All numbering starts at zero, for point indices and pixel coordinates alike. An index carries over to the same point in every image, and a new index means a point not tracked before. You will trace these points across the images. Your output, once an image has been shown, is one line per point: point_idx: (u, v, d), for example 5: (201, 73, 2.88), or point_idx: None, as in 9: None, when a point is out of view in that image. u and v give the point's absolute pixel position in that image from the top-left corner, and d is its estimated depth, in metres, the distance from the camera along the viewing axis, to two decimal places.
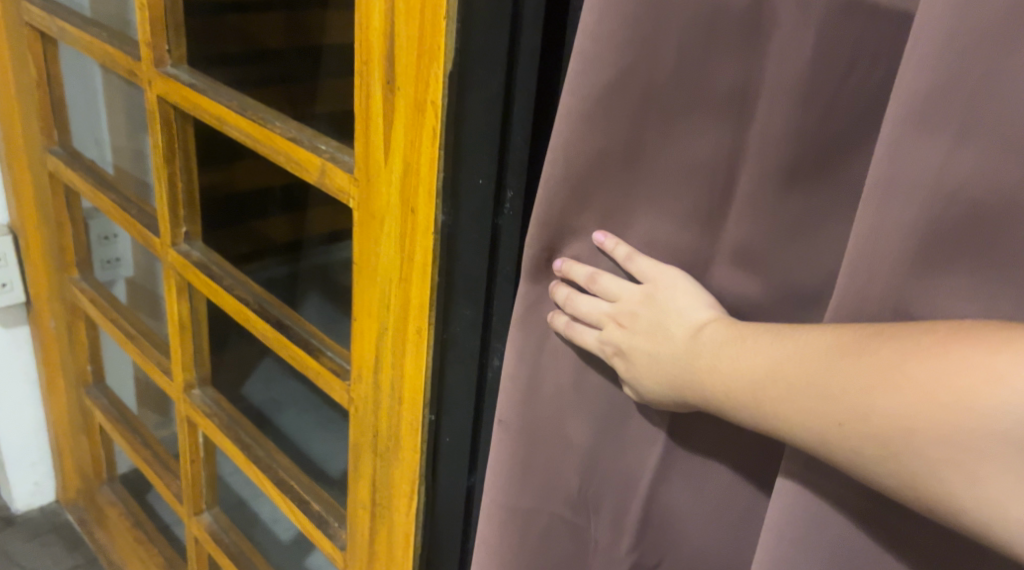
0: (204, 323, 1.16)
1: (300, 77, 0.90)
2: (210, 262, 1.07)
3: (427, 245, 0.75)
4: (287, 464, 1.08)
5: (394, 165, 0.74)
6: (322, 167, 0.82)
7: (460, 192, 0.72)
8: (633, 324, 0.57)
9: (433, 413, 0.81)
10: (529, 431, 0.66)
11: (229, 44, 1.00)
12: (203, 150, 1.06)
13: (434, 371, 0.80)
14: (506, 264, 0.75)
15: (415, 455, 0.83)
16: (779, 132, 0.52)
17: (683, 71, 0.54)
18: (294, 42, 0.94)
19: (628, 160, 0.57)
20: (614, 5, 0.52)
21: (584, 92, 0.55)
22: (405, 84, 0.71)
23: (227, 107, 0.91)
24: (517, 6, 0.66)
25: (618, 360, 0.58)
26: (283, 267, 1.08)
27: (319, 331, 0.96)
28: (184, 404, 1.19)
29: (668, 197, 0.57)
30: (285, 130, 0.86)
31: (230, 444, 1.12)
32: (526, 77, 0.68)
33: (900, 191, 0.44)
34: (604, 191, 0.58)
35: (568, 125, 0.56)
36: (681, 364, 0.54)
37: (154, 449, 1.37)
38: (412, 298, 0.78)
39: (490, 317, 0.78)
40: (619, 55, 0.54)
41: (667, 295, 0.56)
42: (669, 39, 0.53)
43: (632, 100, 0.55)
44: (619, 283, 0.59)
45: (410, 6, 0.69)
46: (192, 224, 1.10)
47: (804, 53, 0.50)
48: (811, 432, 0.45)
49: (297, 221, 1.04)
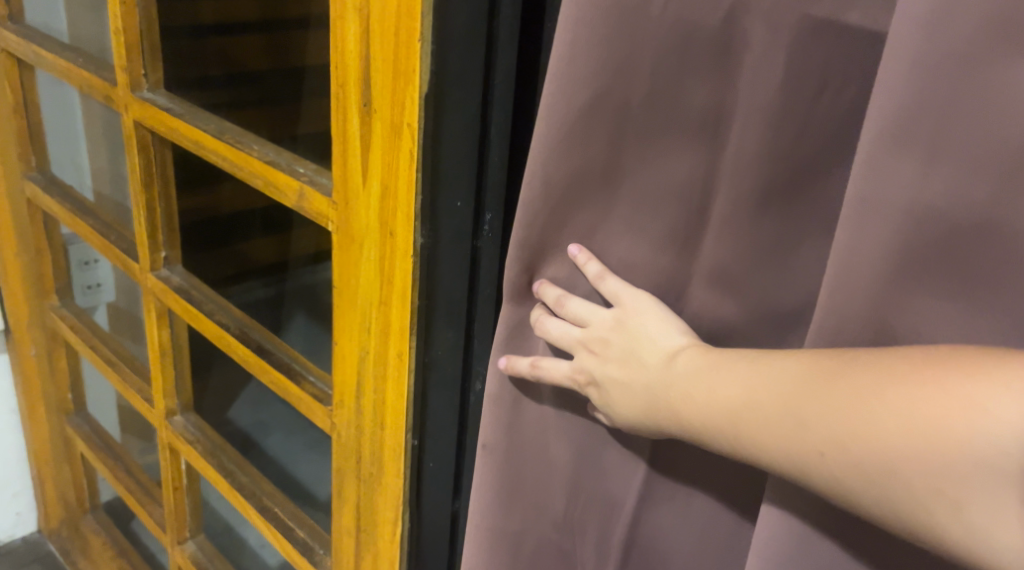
0: (186, 350, 1.15)
1: (282, 100, 0.91)
2: (190, 286, 1.07)
3: (406, 268, 0.74)
4: (271, 489, 1.07)
5: (372, 189, 0.74)
6: (301, 191, 0.82)
7: (438, 214, 0.71)
8: (605, 351, 0.57)
9: (416, 438, 0.80)
10: (515, 454, 0.65)
11: (210, 68, 1.01)
12: (182, 174, 1.05)
13: (416, 399, 0.79)
14: (485, 288, 0.76)
15: (397, 482, 0.83)
16: (753, 155, 0.52)
17: (658, 89, 0.54)
18: (279, 64, 0.95)
19: (606, 177, 0.57)
20: (588, 27, 0.52)
21: (559, 113, 0.54)
22: (380, 107, 0.71)
23: (204, 130, 0.90)
24: (492, 28, 0.67)
25: (591, 388, 0.58)
26: (270, 288, 1.06)
27: (300, 355, 0.96)
28: (165, 431, 1.17)
29: (645, 215, 0.57)
30: (262, 154, 0.86)
31: (214, 472, 1.11)
32: (502, 99, 0.69)
33: (877, 213, 0.44)
34: (583, 211, 0.58)
35: (545, 147, 0.55)
36: (655, 393, 0.53)
37: (137, 477, 1.36)
38: (392, 325, 0.77)
39: (471, 339, 0.78)
40: (594, 77, 0.53)
41: (637, 322, 0.56)
42: (644, 60, 0.53)
43: (608, 119, 0.55)
44: (589, 306, 0.59)
45: (385, 25, 0.69)
46: (172, 248, 1.09)
47: (775, 76, 0.51)
48: (795, 461, 0.45)
49: (283, 240, 1.05)
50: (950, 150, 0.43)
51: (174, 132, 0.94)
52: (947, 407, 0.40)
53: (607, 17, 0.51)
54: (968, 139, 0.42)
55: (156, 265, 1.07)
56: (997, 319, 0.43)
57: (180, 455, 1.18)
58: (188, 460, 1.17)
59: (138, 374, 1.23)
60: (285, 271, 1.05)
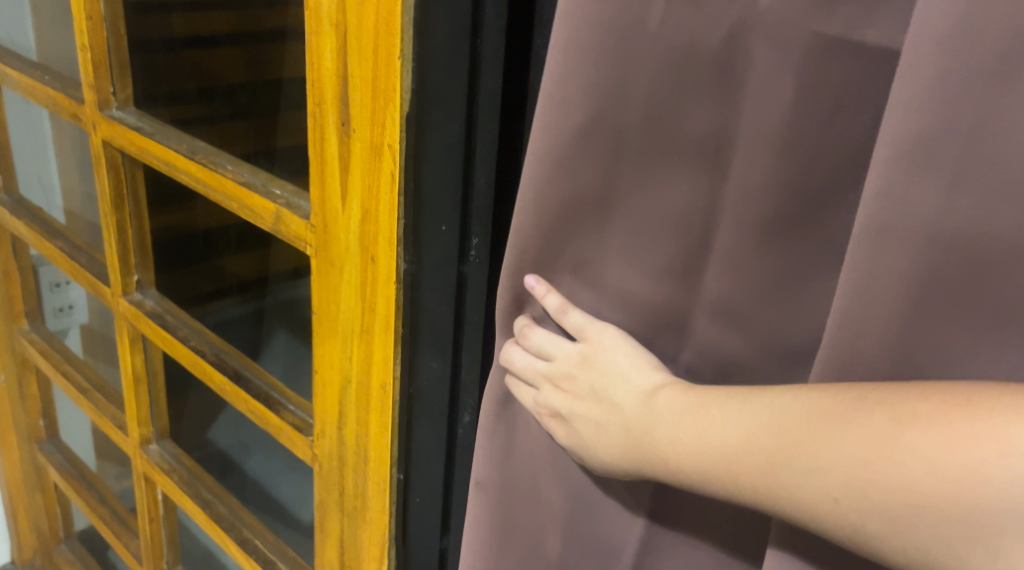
0: (160, 377, 1.11)
1: (259, 113, 0.89)
2: (164, 311, 1.04)
3: (389, 294, 0.73)
4: (251, 520, 1.05)
5: (352, 212, 0.72)
6: (277, 214, 0.79)
7: (421, 238, 0.71)
8: (570, 387, 0.57)
9: (401, 473, 0.79)
10: (511, 486, 0.64)
11: (184, 81, 0.98)
12: (153, 196, 1.02)
13: (401, 432, 0.78)
14: (472, 316, 0.73)
15: (382, 518, 0.81)
16: (758, 183, 0.50)
17: (655, 113, 0.52)
18: (250, 77, 0.92)
19: (599, 204, 0.56)
20: (579, 45, 0.51)
21: (549, 134, 0.54)
22: (359, 129, 0.70)
23: (176, 150, 0.89)
24: (475, 45, 0.64)
25: (555, 423, 0.58)
26: (251, 305, 1.03)
27: (279, 383, 0.93)
28: (140, 460, 1.14)
29: (641, 243, 0.56)
30: (236, 174, 0.84)
31: (191, 502, 1.08)
32: (488, 120, 0.66)
33: (893, 240, 0.43)
34: (578, 239, 0.58)
35: (537, 170, 0.55)
36: (635, 434, 0.52)
37: (112, 506, 1.33)
38: (376, 351, 0.76)
39: (459, 370, 0.75)
40: (586, 100, 0.52)
41: (605, 357, 0.56)
42: (639, 82, 0.52)
43: (602, 143, 0.54)
44: (553, 340, 0.59)
45: (363, 42, 0.67)
46: (146, 270, 1.06)
47: (783, 99, 0.49)
48: (805, 505, 0.43)
49: (259, 259, 0.99)
50: (972, 175, 0.41)
51: (146, 151, 0.92)
52: (977, 444, 0.39)
53: (597, 36, 0.51)
54: (990, 161, 0.41)
55: (128, 289, 1.05)
56: (1014, 337, 0.42)
57: (155, 485, 1.15)
58: (164, 490, 1.14)
59: (111, 401, 1.20)
60: (264, 285, 1.00)
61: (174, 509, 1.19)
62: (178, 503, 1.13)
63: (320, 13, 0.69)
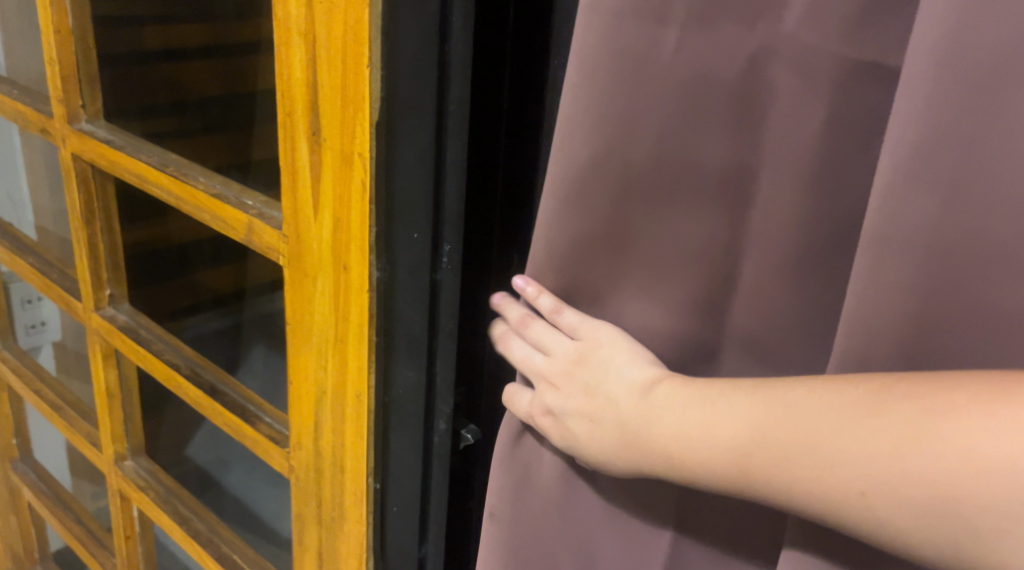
0: (135, 391, 1.09)
1: (233, 125, 0.89)
2: (137, 325, 1.02)
3: (362, 303, 0.73)
4: (229, 536, 1.04)
5: (324, 220, 0.72)
6: (250, 226, 0.79)
7: (394, 246, 0.71)
8: (563, 385, 0.58)
9: (379, 482, 0.79)
10: (521, 516, 0.65)
11: (159, 96, 0.98)
12: (126, 208, 1.01)
13: (376, 442, 0.78)
14: (446, 321, 0.74)
15: (360, 529, 0.81)
16: (785, 216, 0.51)
17: (665, 145, 0.53)
18: (225, 88, 0.92)
19: (614, 243, 0.57)
20: (590, 78, 0.53)
21: (564, 167, 0.55)
22: (329, 138, 0.70)
23: (147, 163, 0.87)
24: (443, 54, 0.66)
25: (546, 421, 0.59)
26: (228, 319, 1.06)
27: (254, 396, 0.92)
28: (116, 477, 1.12)
29: (668, 287, 0.56)
30: (208, 186, 0.82)
31: (168, 519, 1.06)
32: (456, 128, 0.68)
33: (896, 246, 0.44)
34: (595, 275, 0.58)
35: (554, 206, 0.57)
36: (632, 429, 0.53)
37: (88, 525, 1.31)
38: (350, 362, 0.76)
39: (433, 377, 0.76)
40: (596, 134, 0.54)
41: (601, 353, 0.57)
42: (650, 116, 0.53)
43: (612, 180, 0.55)
44: (550, 333, 0.60)
45: (332, 50, 0.67)
46: (118, 285, 1.04)
47: (802, 121, 0.49)
48: (828, 500, 0.44)
49: (239, 272, 1.00)
50: (973, 182, 0.43)
51: (117, 165, 0.90)
52: (976, 449, 0.40)
53: (607, 64, 0.52)
54: (990, 173, 0.42)
55: (100, 303, 1.02)
56: (996, 347, 0.44)
57: (131, 500, 1.13)
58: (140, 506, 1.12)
59: (85, 419, 1.18)
60: (241, 299, 1.03)
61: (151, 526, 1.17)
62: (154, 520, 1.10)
63: (287, 18, 0.69)
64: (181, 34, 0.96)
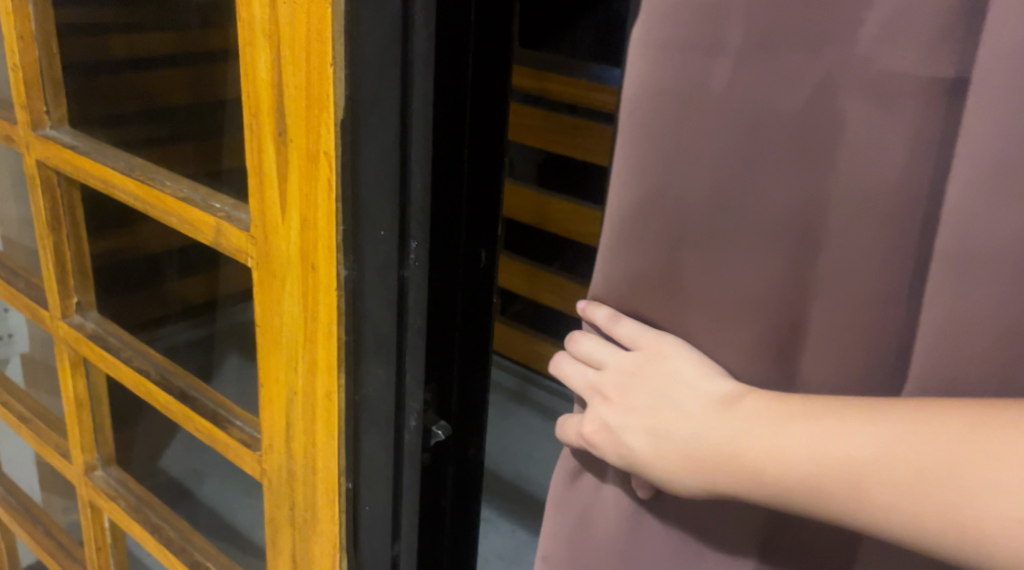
0: (105, 400, 1.07)
1: (207, 133, 0.85)
2: (105, 333, 0.99)
3: (330, 302, 0.74)
4: (202, 543, 1.03)
5: (291, 221, 0.73)
6: (216, 228, 0.79)
7: (361, 244, 0.72)
8: (622, 399, 0.58)
9: (351, 482, 0.81)
10: (575, 557, 0.67)
11: (119, 106, 0.95)
12: (92, 215, 0.98)
13: (348, 439, 0.80)
14: (414, 318, 0.74)
15: (333, 529, 0.83)
16: (862, 248, 0.51)
17: (714, 188, 0.55)
18: (196, 96, 0.90)
19: (674, 285, 0.58)
20: (643, 116, 0.56)
21: (620, 207, 0.58)
22: (295, 137, 0.71)
23: (112, 167, 0.85)
24: (405, 48, 0.66)
25: (601, 435, 0.59)
26: (199, 330, 1.03)
27: (224, 399, 0.92)
28: (87, 487, 1.10)
29: (736, 338, 0.57)
30: (176, 190, 0.81)
31: (139, 528, 1.05)
32: (422, 126, 0.68)
33: (984, 266, 0.47)
34: (656, 317, 0.59)
35: (613, 246, 0.59)
36: (708, 444, 0.53)
37: (60, 538, 1.29)
38: (319, 360, 0.77)
39: (404, 375, 0.76)
40: (650, 170, 0.56)
41: (669, 365, 0.57)
42: (703, 152, 0.54)
43: (666, 218, 0.57)
44: (604, 348, 0.61)
45: (294, 52, 0.69)
46: (86, 293, 1.01)
47: (873, 146, 0.50)
48: (970, 532, 0.44)
49: (212, 278, 0.97)
50: None
51: (81, 170, 0.88)
52: None
53: (654, 108, 0.55)
54: None
55: (67, 311, 0.99)
56: None
57: (102, 511, 1.11)
58: (111, 517, 1.10)
59: (55, 430, 1.16)
60: (214, 311, 1.02)
61: (123, 538, 1.15)
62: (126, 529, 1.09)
63: (253, 23, 0.70)
64: (148, 43, 0.96)
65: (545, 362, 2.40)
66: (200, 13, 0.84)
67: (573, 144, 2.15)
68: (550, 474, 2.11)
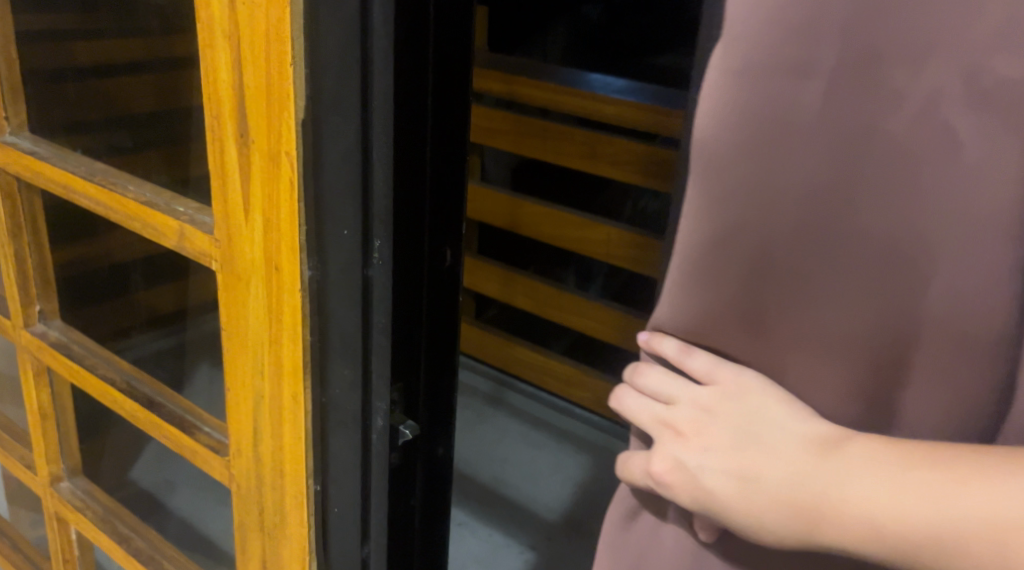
0: (71, 411, 1.04)
1: (178, 139, 0.81)
2: (70, 340, 0.97)
3: (295, 302, 0.73)
4: (173, 552, 1.00)
5: (255, 222, 0.72)
6: (180, 231, 0.77)
7: (325, 244, 0.71)
8: (699, 439, 0.60)
9: (319, 484, 0.80)
10: None
11: (88, 111, 0.92)
12: (55, 225, 0.96)
13: (315, 440, 0.78)
14: (379, 318, 0.72)
15: (302, 531, 0.81)
16: (968, 271, 0.53)
17: (805, 225, 0.56)
18: (165, 105, 0.86)
19: (761, 311, 0.59)
20: (725, 147, 0.56)
21: (699, 239, 0.59)
22: (258, 139, 0.69)
23: (74, 172, 0.83)
24: (365, 45, 0.64)
25: (675, 475, 0.60)
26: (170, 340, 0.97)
27: (190, 404, 0.89)
28: (52, 499, 1.07)
29: (826, 365, 0.58)
30: (138, 195, 0.80)
31: (107, 540, 1.02)
32: (382, 122, 0.66)
33: None
34: (739, 344, 0.61)
35: (688, 279, 0.60)
36: (808, 489, 0.55)
37: (26, 552, 1.25)
38: (285, 362, 0.76)
39: (370, 375, 0.74)
40: (734, 202, 0.57)
41: (751, 402, 0.59)
42: (794, 180, 0.55)
43: (754, 246, 0.58)
44: (673, 382, 0.62)
45: (256, 50, 0.67)
46: (49, 301, 0.98)
47: (984, 169, 0.51)
48: None
49: (182, 289, 0.92)
50: None
51: (40, 176, 0.86)
52: None
53: (731, 155, 0.56)
54: None
55: (29, 319, 0.97)
56: None
57: (68, 523, 1.08)
58: (78, 528, 1.07)
59: (20, 442, 1.13)
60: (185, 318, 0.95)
61: (91, 551, 1.12)
62: (94, 541, 1.06)
63: (213, 23, 0.68)
64: (109, 49, 0.91)
65: (520, 364, 2.42)
66: (160, 19, 0.81)
67: (544, 148, 2.13)
68: (525, 478, 2.11)
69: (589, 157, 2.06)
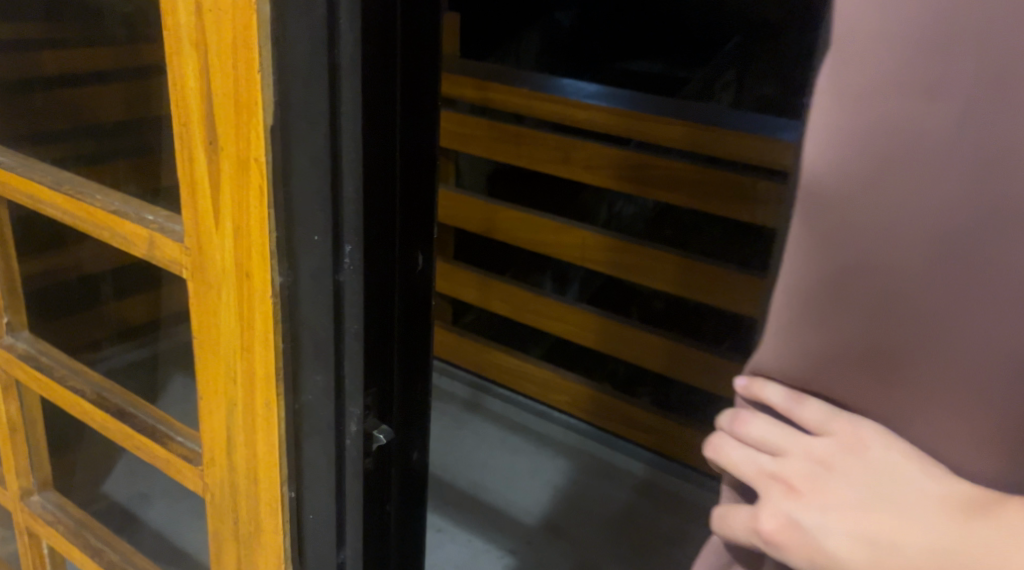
0: (39, 423, 1.01)
1: (145, 146, 0.77)
2: (38, 353, 0.94)
3: (266, 311, 0.71)
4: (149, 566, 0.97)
5: (224, 230, 0.70)
6: (150, 239, 0.74)
7: (296, 251, 0.69)
8: (816, 495, 0.57)
9: (293, 491, 0.78)
10: None
11: (54, 122, 0.89)
12: (21, 235, 0.92)
13: (290, 449, 0.76)
14: (352, 325, 0.70)
15: (276, 538, 0.79)
16: None
17: (934, 262, 0.52)
18: (132, 111, 0.82)
19: (883, 353, 0.55)
20: (843, 179, 0.53)
21: (811, 276, 0.56)
22: (227, 146, 0.67)
23: (38, 181, 0.81)
24: (333, 52, 0.62)
25: (789, 534, 0.57)
26: (144, 351, 0.93)
27: (164, 414, 0.86)
28: (22, 514, 1.04)
29: (954, 418, 0.55)
30: (106, 204, 0.77)
31: (80, 554, 0.99)
32: (352, 128, 0.64)
33: None
34: (856, 389, 0.57)
35: (800, 318, 0.57)
36: (950, 556, 0.53)
37: None
38: (257, 373, 0.74)
39: (343, 382, 0.72)
40: (852, 237, 0.54)
41: (872, 456, 0.56)
42: (920, 213, 0.52)
43: (873, 283, 0.54)
44: (781, 431, 0.60)
45: (223, 56, 0.65)
46: (17, 313, 0.95)
47: None
48: None
49: (155, 300, 0.89)
50: None
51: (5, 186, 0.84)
52: None
53: (843, 196, 0.53)
54: None
55: None
56: None
57: (41, 539, 1.05)
58: (50, 543, 1.04)
59: None
60: (158, 330, 0.92)
61: (63, 567, 1.08)
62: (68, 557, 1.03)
63: (178, 29, 0.66)
64: (72, 56, 0.89)
65: (498, 368, 2.39)
66: (127, 29, 0.78)
67: (518, 153, 2.10)
68: (504, 482, 2.09)
69: (561, 162, 2.04)
